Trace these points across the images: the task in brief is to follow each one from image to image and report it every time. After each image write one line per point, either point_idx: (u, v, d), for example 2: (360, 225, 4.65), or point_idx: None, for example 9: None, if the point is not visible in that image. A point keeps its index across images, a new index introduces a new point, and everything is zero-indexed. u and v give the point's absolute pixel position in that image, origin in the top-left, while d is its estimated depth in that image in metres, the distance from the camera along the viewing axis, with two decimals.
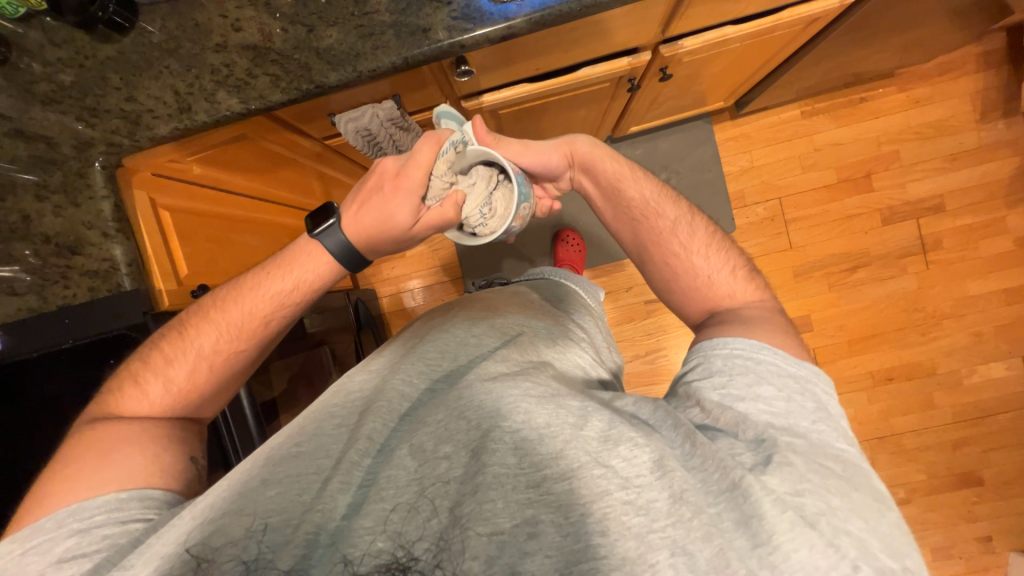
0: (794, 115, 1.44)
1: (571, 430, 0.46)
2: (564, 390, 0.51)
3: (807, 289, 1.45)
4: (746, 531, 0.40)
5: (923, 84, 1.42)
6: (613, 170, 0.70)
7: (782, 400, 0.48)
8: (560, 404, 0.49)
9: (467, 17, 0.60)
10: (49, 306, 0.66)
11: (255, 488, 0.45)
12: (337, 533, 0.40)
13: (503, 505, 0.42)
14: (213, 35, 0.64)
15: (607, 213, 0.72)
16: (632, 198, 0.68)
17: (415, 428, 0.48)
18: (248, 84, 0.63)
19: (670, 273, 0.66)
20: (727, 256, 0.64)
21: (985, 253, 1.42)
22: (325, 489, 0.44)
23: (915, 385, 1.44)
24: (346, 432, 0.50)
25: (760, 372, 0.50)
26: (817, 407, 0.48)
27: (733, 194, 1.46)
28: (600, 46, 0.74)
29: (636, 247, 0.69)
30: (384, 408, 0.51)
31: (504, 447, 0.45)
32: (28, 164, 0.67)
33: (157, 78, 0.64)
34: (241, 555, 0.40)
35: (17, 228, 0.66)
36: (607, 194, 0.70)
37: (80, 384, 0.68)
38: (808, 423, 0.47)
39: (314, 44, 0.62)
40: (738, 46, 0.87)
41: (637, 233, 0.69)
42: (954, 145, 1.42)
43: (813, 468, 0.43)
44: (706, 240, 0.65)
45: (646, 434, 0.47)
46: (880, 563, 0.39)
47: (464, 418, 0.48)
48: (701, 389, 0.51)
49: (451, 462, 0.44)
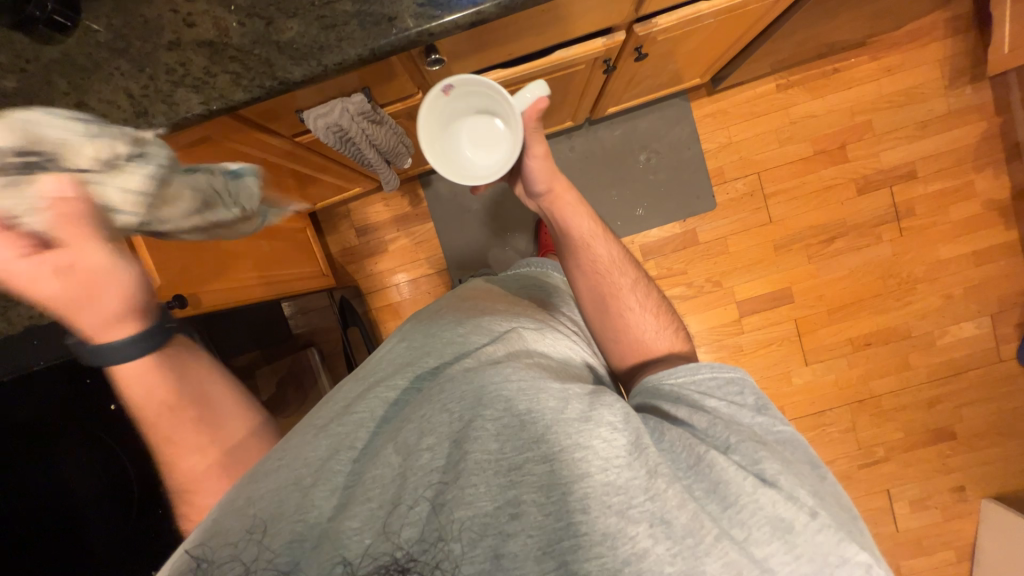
0: (769, 89, 1.44)
1: (552, 413, 0.46)
2: (544, 375, 0.51)
3: (787, 262, 1.48)
4: (715, 497, 0.44)
5: (893, 52, 1.43)
6: (585, 225, 0.75)
7: (725, 406, 0.50)
8: (540, 389, 0.48)
9: (434, 3, 0.57)
10: (16, 327, 0.64)
11: (242, 498, 0.44)
12: (322, 536, 0.41)
13: (484, 489, 0.42)
14: (164, 32, 0.60)
15: (570, 259, 0.75)
16: (598, 253, 0.73)
17: (398, 426, 0.48)
18: (207, 83, 0.60)
19: (615, 314, 0.70)
20: (666, 314, 0.72)
21: (955, 217, 1.46)
22: (309, 494, 0.44)
23: (891, 348, 1.49)
24: (325, 436, 0.49)
25: (702, 389, 0.52)
26: (756, 400, 0.51)
27: (713, 171, 1.47)
28: (573, 28, 0.73)
29: (590, 290, 0.73)
30: (364, 416, 0.50)
31: (485, 435, 0.45)
32: None
33: (107, 81, 0.61)
34: (236, 554, 0.40)
35: None
36: (576, 243, 0.74)
37: (56, 405, 0.66)
38: (748, 415, 0.50)
39: (274, 38, 0.59)
40: (712, 22, 0.86)
41: (594, 280, 0.73)
42: (924, 113, 1.44)
43: (764, 442, 0.47)
44: (652, 299, 0.72)
45: (624, 415, 0.46)
46: (830, 508, 0.43)
47: (445, 411, 0.47)
48: (656, 399, 0.54)
49: (433, 454, 0.45)
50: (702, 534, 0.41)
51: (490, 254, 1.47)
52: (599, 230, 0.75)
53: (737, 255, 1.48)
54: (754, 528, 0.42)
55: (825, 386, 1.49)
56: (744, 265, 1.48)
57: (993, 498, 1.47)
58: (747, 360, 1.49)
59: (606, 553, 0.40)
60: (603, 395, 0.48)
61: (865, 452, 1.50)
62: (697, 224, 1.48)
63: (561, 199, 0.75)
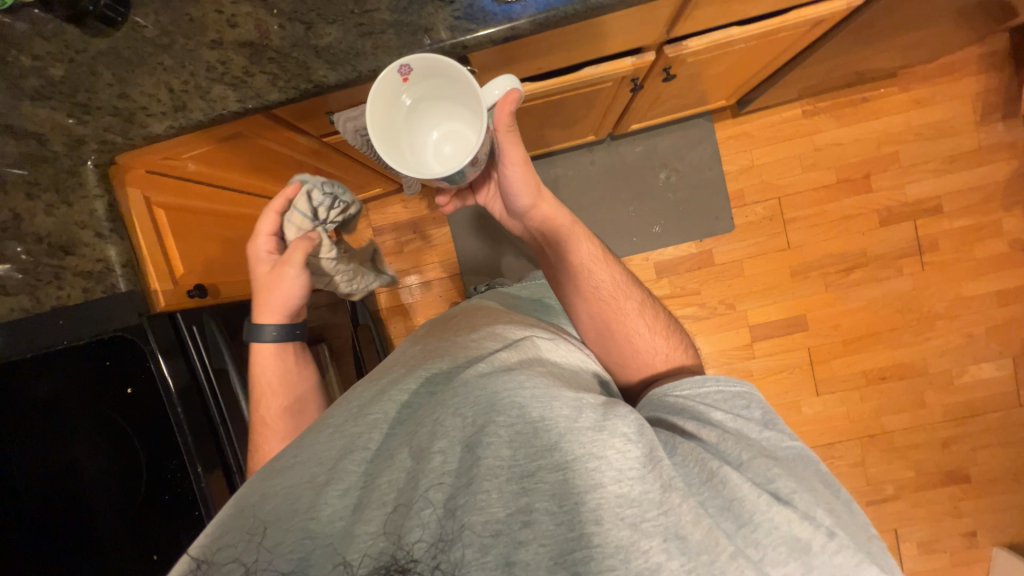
0: (795, 114, 1.43)
1: (566, 422, 0.46)
2: (558, 383, 0.51)
3: (803, 289, 1.46)
4: (730, 515, 0.43)
5: (924, 84, 1.41)
6: (586, 249, 0.73)
7: (732, 420, 0.52)
8: (554, 397, 0.48)
9: (470, 17, 0.58)
10: (44, 305, 0.65)
11: (258, 495, 0.45)
12: (333, 536, 0.41)
13: (496, 496, 0.42)
14: (208, 31, 0.62)
15: (570, 285, 0.74)
16: (601, 279, 0.72)
17: (411, 430, 0.48)
18: (244, 82, 0.62)
19: (621, 339, 0.71)
20: (669, 331, 0.73)
21: (980, 255, 1.43)
22: (322, 494, 0.44)
23: (906, 384, 1.46)
24: (340, 437, 0.49)
25: (707, 402, 0.55)
26: (763, 414, 0.53)
27: (733, 193, 1.46)
28: (603, 47, 0.73)
29: (593, 316, 0.72)
30: (379, 417, 0.51)
31: (499, 440, 0.45)
32: (19, 161, 0.65)
33: (150, 74, 0.63)
34: (240, 557, 0.40)
35: (9, 227, 0.64)
36: (578, 270, 0.73)
37: (70, 385, 0.68)
38: (756, 430, 0.51)
39: (314, 42, 0.60)
40: (741, 47, 0.87)
41: (597, 305, 0.72)
42: (953, 147, 1.42)
43: (776, 459, 0.48)
44: (656, 318, 0.73)
45: (638, 426, 0.47)
46: (845, 524, 0.44)
47: (459, 414, 0.47)
48: (664, 413, 0.55)
49: (445, 457, 0.44)
50: (717, 551, 0.41)
51: (504, 261, 1.47)
52: (597, 248, 0.74)
53: (752, 279, 1.47)
54: (770, 549, 0.42)
55: (835, 417, 1.46)
56: (758, 289, 1.47)
57: (1006, 547, 1.43)
58: (756, 385, 1.47)
59: (619, 566, 0.40)
60: (617, 406, 0.48)
61: (873, 489, 1.46)
62: (714, 245, 1.47)
63: (558, 220, 0.72)
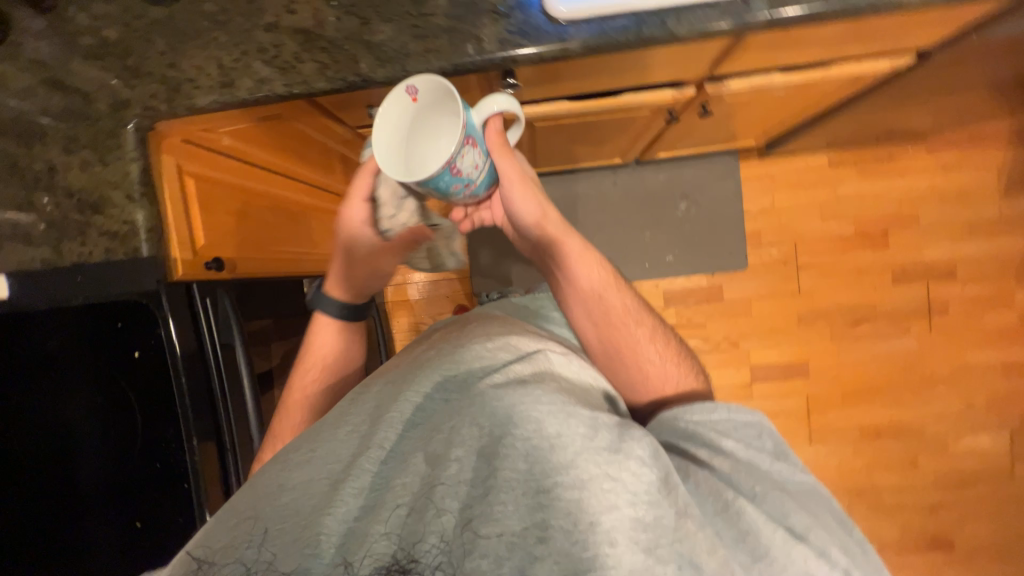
0: (821, 162, 1.44)
1: (582, 441, 0.45)
2: (574, 398, 0.49)
3: (808, 336, 1.46)
4: (745, 547, 0.43)
5: (952, 149, 1.42)
6: (594, 274, 0.72)
7: (744, 449, 0.52)
8: (570, 414, 0.47)
9: (523, 33, 0.59)
10: (64, 260, 0.66)
11: (275, 485, 0.47)
12: (347, 536, 0.44)
13: (512, 508, 0.43)
14: (266, 14, 0.63)
15: (578, 309, 0.73)
16: (610, 303, 0.72)
17: (426, 435, 0.49)
18: (293, 68, 0.62)
19: (629, 363, 0.71)
20: (677, 354, 0.73)
21: (989, 324, 1.43)
22: (339, 491, 0.46)
23: (901, 445, 1.45)
24: (357, 437, 0.50)
25: (719, 428, 0.53)
26: (775, 445, 0.53)
27: (750, 232, 1.47)
28: (646, 76, 0.74)
29: (602, 341, 0.72)
30: (391, 417, 0.50)
31: (515, 455, 0.45)
32: (63, 116, 0.66)
33: (203, 48, 0.64)
34: (241, 556, 0.43)
35: (43, 176, 0.67)
36: (586, 295, 0.72)
37: (79, 341, 0.69)
38: (768, 461, 0.51)
39: (366, 38, 0.61)
40: (780, 93, 0.87)
41: (607, 330, 0.71)
42: (974, 214, 1.43)
43: (789, 492, 0.48)
44: (664, 341, 0.73)
45: (653, 450, 0.45)
46: (856, 560, 0.44)
47: (476, 425, 0.47)
48: (675, 438, 0.54)
49: (460, 466, 0.46)
50: None
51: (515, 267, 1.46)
52: (602, 272, 0.73)
53: (759, 319, 1.47)
54: None
55: (826, 468, 1.45)
56: (764, 330, 1.47)
57: None
58: None
59: None
60: (632, 428, 0.47)
61: None
62: (724, 280, 1.47)
63: (563, 245, 0.71)
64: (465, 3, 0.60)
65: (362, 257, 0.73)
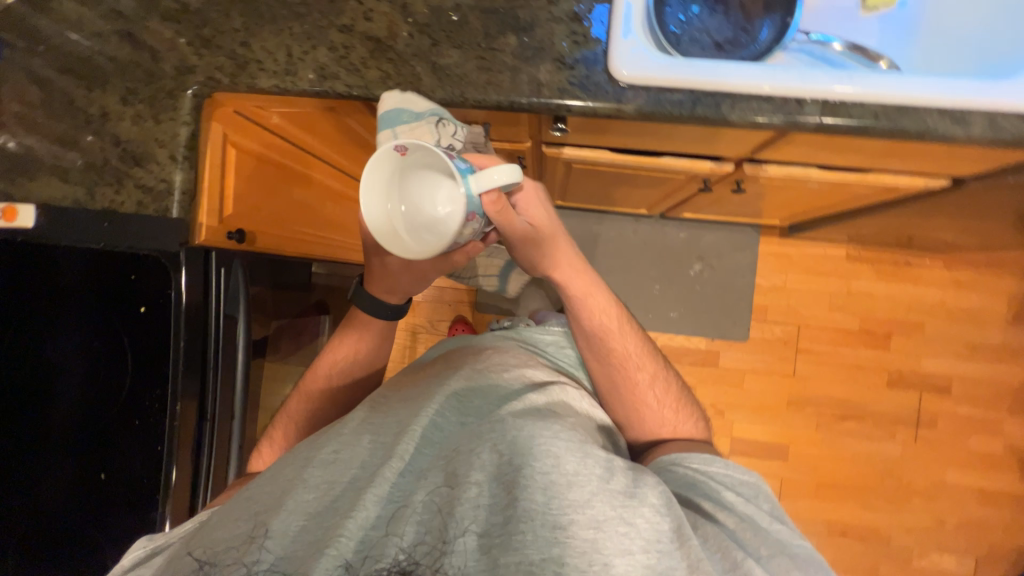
0: (839, 254, 1.46)
1: (598, 482, 0.48)
2: (590, 439, 0.53)
3: (794, 420, 1.46)
4: None
5: (969, 268, 1.44)
6: (599, 314, 0.73)
7: (744, 504, 0.56)
8: (587, 453, 0.50)
9: (583, 86, 0.61)
10: (96, 203, 0.68)
11: (300, 481, 0.51)
12: (362, 543, 0.45)
13: (531, 539, 0.44)
14: (343, 15, 0.65)
15: (581, 346, 0.75)
16: (613, 346, 0.73)
17: (447, 455, 0.51)
18: (357, 71, 0.64)
19: (625, 403, 0.73)
20: (677, 398, 0.74)
21: (973, 447, 1.43)
22: (361, 496, 0.48)
23: (866, 548, 1.43)
24: (381, 448, 0.54)
25: (719, 482, 0.58)
26: (771, 508, 0.57)
27: (757, 306, 1.48)
28: (690, 146, 0.76)
29: (601, 379, 0.74)
30: (417, 432, 0.54)
31: (535, 486, 0.46)
32: (129, 68, 0.68)
33: (276, 34, 0.66)
34: (240, 557, 0.46)
35: (96, 121, 0.68)
36: (590, 335, 0.73)
37: (87, 285, 0.69)
38: (767, 519, 0.54)
39: (433, 58, 0.63)
40: (814, 186, 0.89)
41: (607, 370, 0.73)
42: (978, 336, 1.44)
43: (790, 557, 0.50)
44: (665, 385, 0.74)
45: (665, 499, 0.48)
46: None
47: (497, 452, 0.50)
48: (682, 488, 0.58)
49: (479, 490, 0.47)
50: None
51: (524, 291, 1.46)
52: (607, 304, 0.74)
53: (749, 393, 1.47)
54: None
55: None
56: (752, 405, 1.47)
57: None
58: None
59: None
60: (645, 475, 0.50)
61: None
62: (723, 348, 1.48)
63: (572, 284, 0.72)
64: (534, 46, 0.62)
65: (400, 266, 0.70)
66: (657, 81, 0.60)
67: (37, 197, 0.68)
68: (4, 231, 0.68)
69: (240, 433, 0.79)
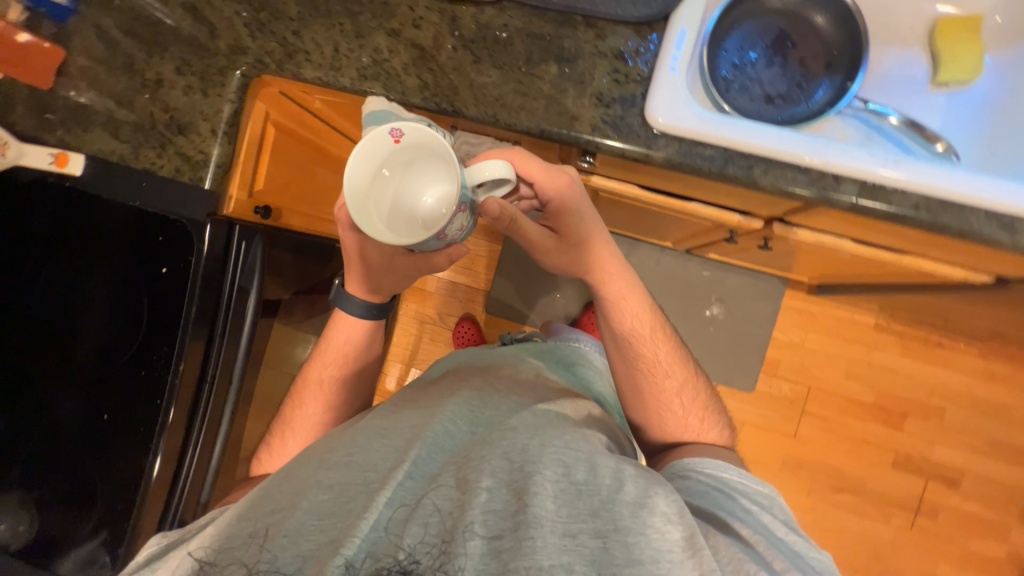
0: (866, 321, 1.40)
1: (607, 491, 0.48)
2: (600, 448, 0.53)
3: (786, 482, 1.41)
4: None
5: (1005, 362, 1.35)
6: (631, 318, 0.72)
7: (759, 514, 0.56)
8: (596, 463, 0.50)
9: (615, 126, 0.60)
10: (138, 163, 0.72)
11: (310, 481, 0.52)
12: (373, 543, 0.45)
13: (542, 545, 0.43)
14: (394, 19, 0.66)
15: (609, 347, 0.75)
16: (641, 351, 0.73)
17: (459, 461, 0.51)
18: (397, 76, 0.65)
19: (649, 407, 0.73)
20: (705, 405, 0.73)
21: (973, 547, 1.36)
22: (372, 498, 0.48)
23: None
24: (392, 453, 0.55)
25: (732, 489, 0.59)
26: (785, 519, 0.57)
27: (769, 359, 1.43)
28: (719, 198, 0.74)
29: (627, 381, 0.74)
30: (428, 438, 0.55)
31: (545, 492, 0.47)
32: (187, 40, 0.71)
33: (327, 28, 0.67)
34: (245, 561, 0.46)
35: (151, 86, 0.72)
36: (618, 340, 0.73)
37: (119, 239, 0.74)
38: (782, 531, 0.54)
39: (472, 75, 0.64)
40: (846, 256, 0.85)
41: (633, 374, 0.73)
42: (1001, 434, 1.36)
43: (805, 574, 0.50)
44: (692, 392, 0.73)
45: (678, 508, 0.48)
46: None
47: (507, 459, 0.50)
48: (694, 498, 0.59)
49: (490, 496, 0.47)
50: None
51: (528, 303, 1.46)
52: (643, 309, 0.73)
53: (744, 446, 1.43)
54: None
55: None
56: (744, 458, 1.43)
57: None
58: None
59: None
60: (656, 485, 0.50)
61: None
62: (725, 395, 1.44)
63: (608, 284, 0.72)
64: (574, 78, 0.61)
65: (382, 266, 0.71)
66: (693, 132, 0.58)
67: (88, 148, 0.73)
68: (54, 176, 0.73)
69: (232, 409, 0.81)
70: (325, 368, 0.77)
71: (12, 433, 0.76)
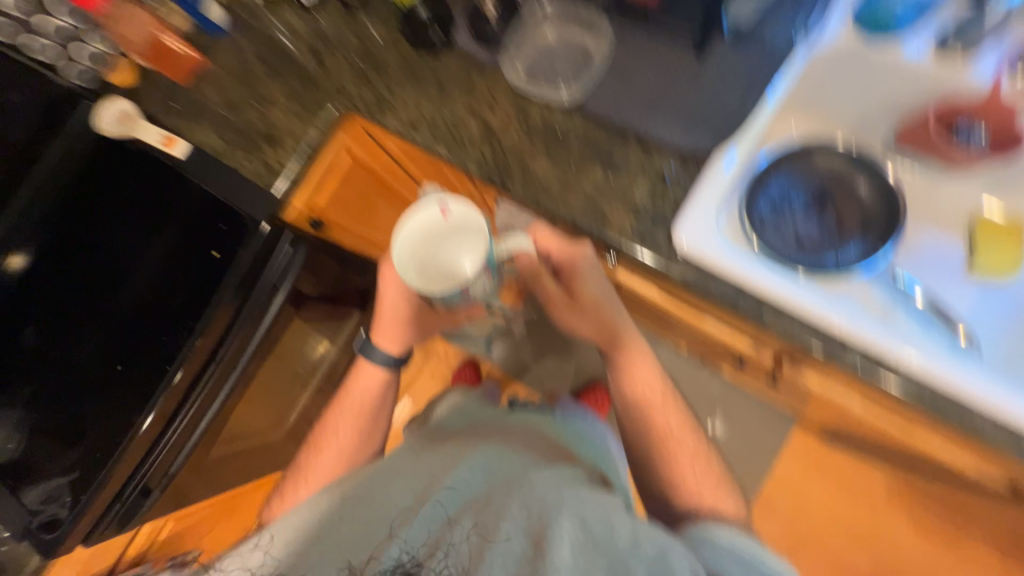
0: (873, 487, 1.31)
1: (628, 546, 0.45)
2: (620, 507, 0.51)
3: None
4: None
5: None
6: (644, 384, 0.73)
7: None
8: (616, 521, 0.48)
9: (642, 237, 0.65)
10: (230, 162, 0.83)
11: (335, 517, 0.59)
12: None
13: None
14: (475, 98, 0.75)
15: (620, 412, 0.75)
16: (653, 417, 0.72)
17: (477, 511, 0.53)
18: (464, 146, 0.74)
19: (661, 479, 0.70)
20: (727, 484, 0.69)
21: None
22: (391, 539, 0.52)
23: None
24: (411, 495, 0.59)
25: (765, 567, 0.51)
26: None
27: (762, 496, 1.35)
28: (730, 325, 0.75)
29: (638, 447, 0.73)
30: (449, 488, 0.57)
31: (563, 543, 0.45)
32: (303, 74, 0.83)
33: (418, 93, 0.77)
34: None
35: (261, 103, 0.84)
36: (630, 404, 0.73)
37: (192, 218, 0.84)
38: None
39: (528, 161, 0.71)
40: (853, 416, 0.83)
41: (643, 440, 0.72)
42: None
43: None
44: (708, 466, 0.70)
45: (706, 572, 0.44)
46: None
47: (526, 510, 0.49)
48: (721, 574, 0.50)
49: (507, 545, 0.46)
50: None
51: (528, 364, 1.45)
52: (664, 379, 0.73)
53: None
54: None
55: None
56: None
57: None
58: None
59: None
60: (678, 546, 0.46)
61: None
62: None
63: (625, 348, 0.73)
64: (616, 186, 0.67)
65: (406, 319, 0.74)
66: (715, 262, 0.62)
67: (194, 138, 0.85)
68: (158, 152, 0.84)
69: (229, 391, 0.85)
70: (346, 422, 0.81)
71: (49, 358, 0.85)
